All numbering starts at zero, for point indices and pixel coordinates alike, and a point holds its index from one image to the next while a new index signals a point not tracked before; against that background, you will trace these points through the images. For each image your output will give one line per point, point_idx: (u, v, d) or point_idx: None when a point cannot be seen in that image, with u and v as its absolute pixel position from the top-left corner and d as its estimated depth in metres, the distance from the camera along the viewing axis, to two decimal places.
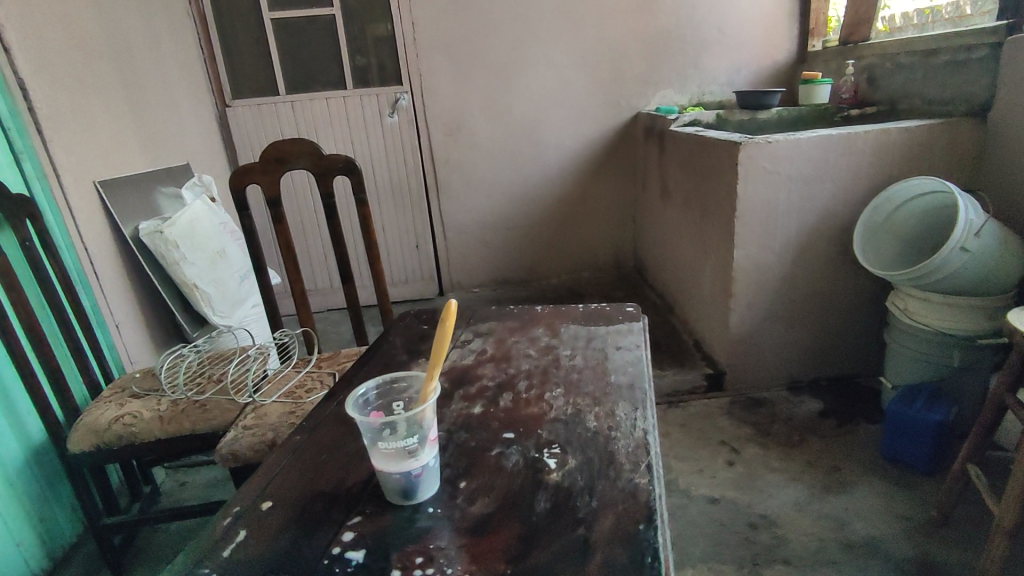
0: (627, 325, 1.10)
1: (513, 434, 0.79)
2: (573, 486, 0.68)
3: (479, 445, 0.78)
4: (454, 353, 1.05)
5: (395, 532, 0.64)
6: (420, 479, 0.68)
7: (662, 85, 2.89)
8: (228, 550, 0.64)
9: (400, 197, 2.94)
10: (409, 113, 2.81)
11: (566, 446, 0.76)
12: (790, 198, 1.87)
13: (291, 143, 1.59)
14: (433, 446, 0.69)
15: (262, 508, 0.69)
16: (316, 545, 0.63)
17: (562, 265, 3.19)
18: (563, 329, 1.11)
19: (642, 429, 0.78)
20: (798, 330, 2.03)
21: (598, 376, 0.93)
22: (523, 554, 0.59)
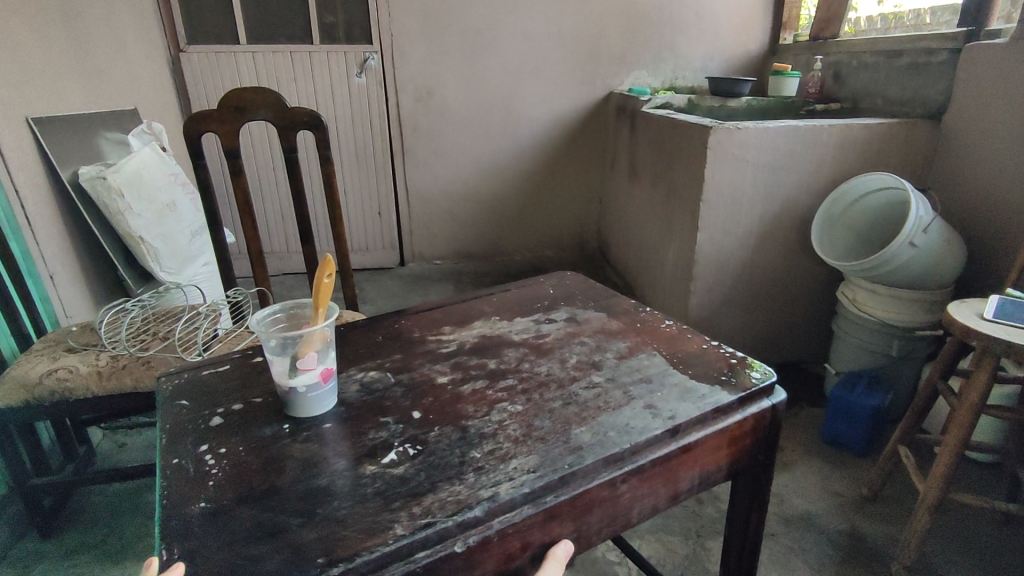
0: (714, 395, 0.71)
1: (418, 415, 0.70)
2: (361, 491, 0.59)
3: (387, 403, 0.73)
4: (527, 325, 0.91)
5: (244, 429, 0.69)
6: (292, 400, 0.69)
7: (636, 65, 2.88)
8: (205, 371, 0.82)
9: (364, 161, 2.84)
10: (378, 75, 2.71)
11: (425, 453, 0.64)
12: (756, 185, 1.91)
13: (254, 92, 1.50)
14: (310, 376, 0.69)
15: (251, 357, 0.85)
16: (219, 403, 0.74)
17: (525, 241, 3.17)
18: (633, 357, 0.80)
19: (492, 489, 0.58)
20: (752, 314, 2.09)
21: (563, 422, 0.68)
22: (231, 504, 0.57)
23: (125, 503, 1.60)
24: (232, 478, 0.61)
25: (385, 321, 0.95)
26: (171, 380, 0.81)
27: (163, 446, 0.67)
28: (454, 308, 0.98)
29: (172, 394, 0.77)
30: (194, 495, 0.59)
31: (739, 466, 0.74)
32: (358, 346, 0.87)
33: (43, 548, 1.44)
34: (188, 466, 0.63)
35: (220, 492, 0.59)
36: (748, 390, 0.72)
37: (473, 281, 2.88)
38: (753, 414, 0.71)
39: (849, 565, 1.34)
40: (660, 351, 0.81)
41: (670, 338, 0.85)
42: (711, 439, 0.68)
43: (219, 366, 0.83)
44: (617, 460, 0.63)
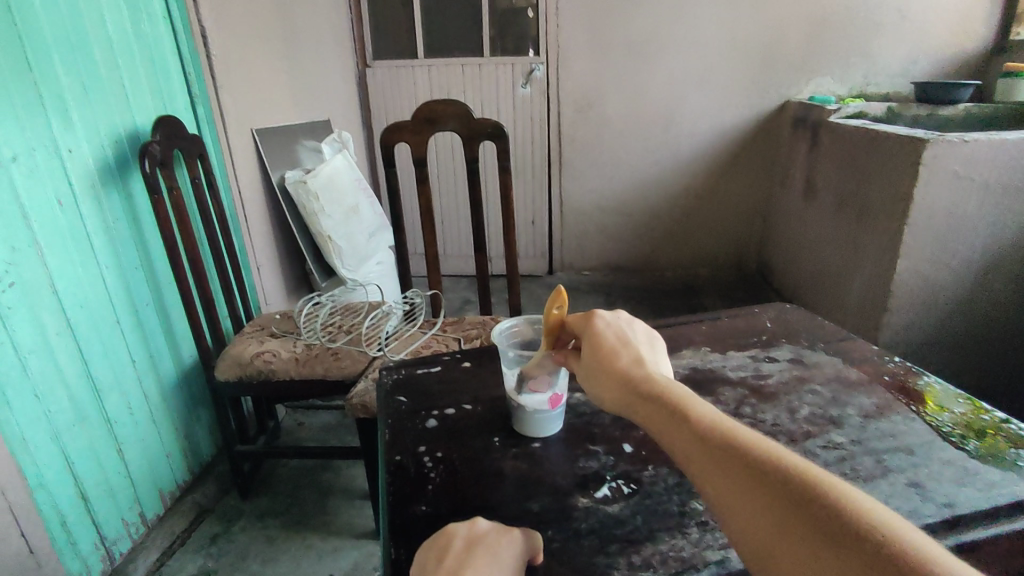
0: (1008, 484, 0.58)
1: (630, 449, 0.65)
2: (574, 525, 0.55)
3: (596, 430, 0.69)
4: (749, 361, 0.83)
5: (458, 436, 0.69)
6: (520, 419, 0.68)
7: (820, 71, 2.62)
8: (420, 370, 0.86)
9: (522, 171, 2.89)
10: (542, 86, 2.74)
11: (640, 494, 0.58)
12: (980, 207, 1.64)
13: (444, 104, 1.57)
14: (539, 398, 0.66)
15: (459, 362, 0.87)
16: (433, 405, 0.76)
17: (679, 257, 3.02)
18: (884, 419, 0.68)
19: (721, 554, 0.51)
20: (962, 358, 1.79)
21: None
22: (447, 514, 0.57)
23: (304, 478, 1.74)
24: (448, 487, 0.61)
25: None
26: (390, 375, 0.85)
27: (387, 439, 0.69)
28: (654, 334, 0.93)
29: (391, 388, 0.81)
30: (414, 496, 0.59)
31: None
32: None
33: (240, 508, 1.62)
34: (408, 465, 0.65)
35: (436, 498, 0.59)
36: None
37: (624, 296, 2.81)
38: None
39: None
40: (921, 416, 0.69)
41: (934, 403, 0.71)
42: None
43: (431, 366, 0.87)
44: None
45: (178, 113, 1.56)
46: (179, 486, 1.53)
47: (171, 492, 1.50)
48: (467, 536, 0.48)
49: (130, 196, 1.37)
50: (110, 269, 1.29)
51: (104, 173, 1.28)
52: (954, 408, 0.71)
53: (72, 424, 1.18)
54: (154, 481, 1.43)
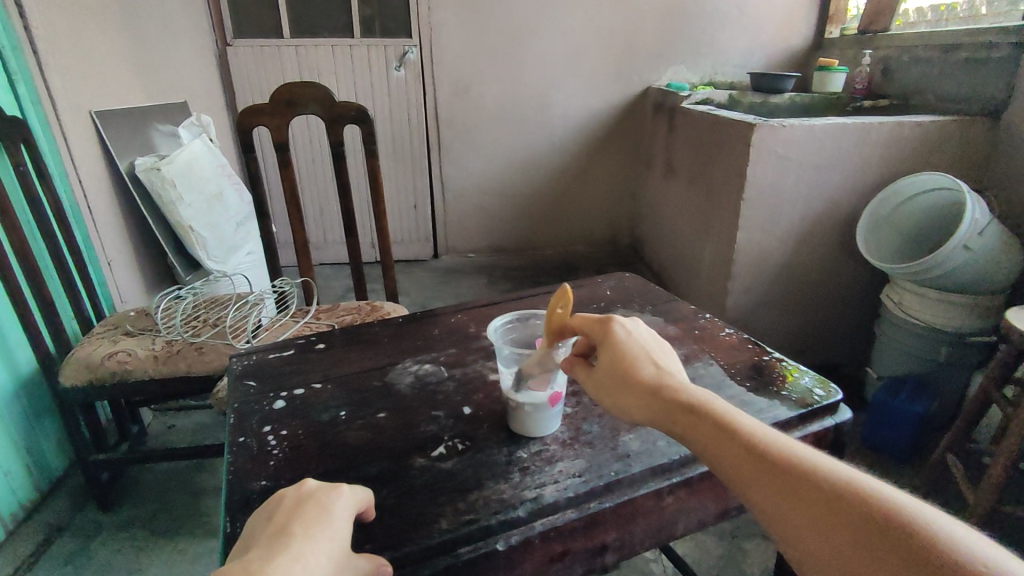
0: (772, 410, 0.70)
1: (470, 410, 0.71)
2: (409, 483, 0.59)
3: (439, 397, 0.74)
4: None
5: (305, 413, 0.71)
6: (518, 416, 0.66)
7: (674, 60, 2.84)
8: (273, 354, 0.86)
9: (401, 155, 2.88)
10: (417, 69, 2.73)
11: (474, 448, 0.64)
12: (799, 183, 1.88)
13: (304, 87, 1.53)
14: (539, 396, 0.64)
15: (313, 344, 0.89)
16: (282, 387, 0.78)
17: (559, 236, 3.17)
18: (688, 366, 0.80)
19: (537, 491, 0.59)
20: (791, 315, 2.06)
21: (612, 427, 0.67)
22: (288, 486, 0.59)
23: (175, 482, 1.66)
24: (290, 460, 0.63)
25: (437, 315, 0.97)
26: (240, 361, 0.85)
27: (232, 423, 0.70)
28: (505, 306, 1.00)
29: (241, 374, 0.81)
30: (255, 473, 0.61)
31: None
32: (412, 340, 0.89)
33: (101, 521, 1.52)
34: (251, 445, 0.66)
35: (278, 472, 0.61)
36: (807, 407, 0.70)
37: (507, 276, 2.90)
38: (814, 432, 0.69)
39: None
40: (717, 361, 0.80)
41: (729, 349, 0.84)
42: None
43: (284, 350, 0.88)
44: (665, 471, 0.63)
45: None
46: (23, 505, 1.40)
47: (14, 513, 1.37)
48: (295, 495, 0.49)
49: None
50: None
51: None
52: (785, 374, 0.78)
53: None
54: None
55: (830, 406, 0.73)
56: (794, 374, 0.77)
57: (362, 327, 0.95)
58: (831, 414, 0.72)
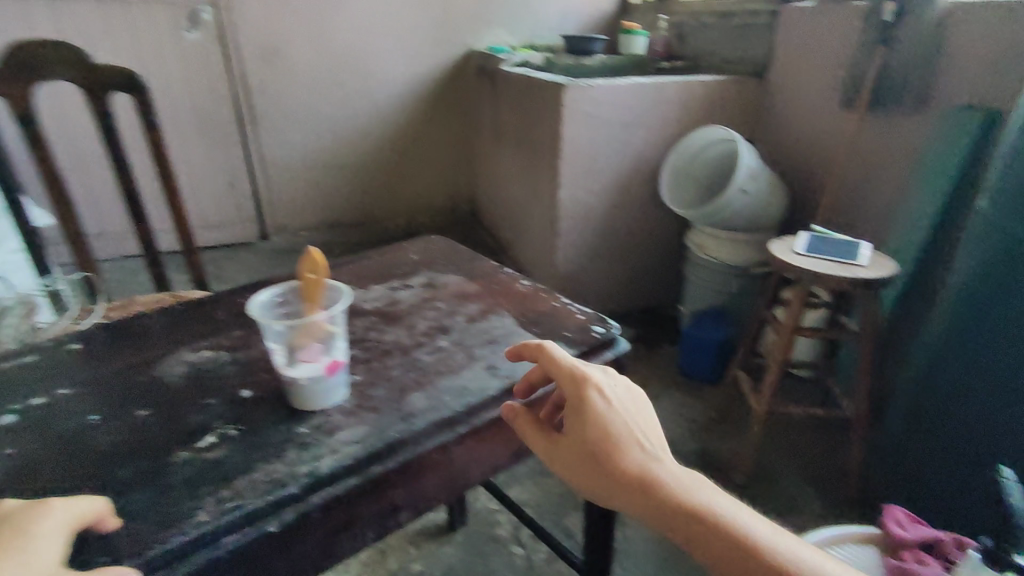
0: None
1: (248, 392, 0.66)
2: (165, 480, 0.54)
3: (214, 383, 0.68)
4: (387, 291, 0.90)
5: (43, 424, 0.61)
6: (297, 391, 0.62)
7: (493, 23, 2.86)
8: (9, 363, 0.73)
9: (208, 128, 2.60)
10: (214, 30, 2.46)
11: (247, 432, 0.60)
12: (609, 140, 2.00)
13: (48, 48, 1.29)
14: (313, 366, 0.60)
15: (65, 345, 0.77)
16: (16, 398, 0.66)
17: (397, 207, 3.08)
18: (483, 319, 0.81)
19: (313, 465, 0.56)
20: (614, 265, 2.22)
21: (400, 388, 0.67)
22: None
23: None
24: (16, 480, 0.54)
25: (224, 297, 0.89)
26: None
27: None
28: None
29: None
30: None
31: None
32: (190, 327, 0.80)
33: None
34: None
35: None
36: (586, 344, 0.76)
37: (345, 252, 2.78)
38: (593, 366, 0.74)
39: None
40: (511, 312, 0.83)
41: (524, 298, 0.87)
42: None
43: (24, 357, 0.75)
44: (451, 423, 0.63)
45: None
46: None
47: None
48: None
49: None
50: None
51: None
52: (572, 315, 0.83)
53: None
54: None
55: (610, 340, 0.78)
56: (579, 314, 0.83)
57: (132, 319, 0.84)
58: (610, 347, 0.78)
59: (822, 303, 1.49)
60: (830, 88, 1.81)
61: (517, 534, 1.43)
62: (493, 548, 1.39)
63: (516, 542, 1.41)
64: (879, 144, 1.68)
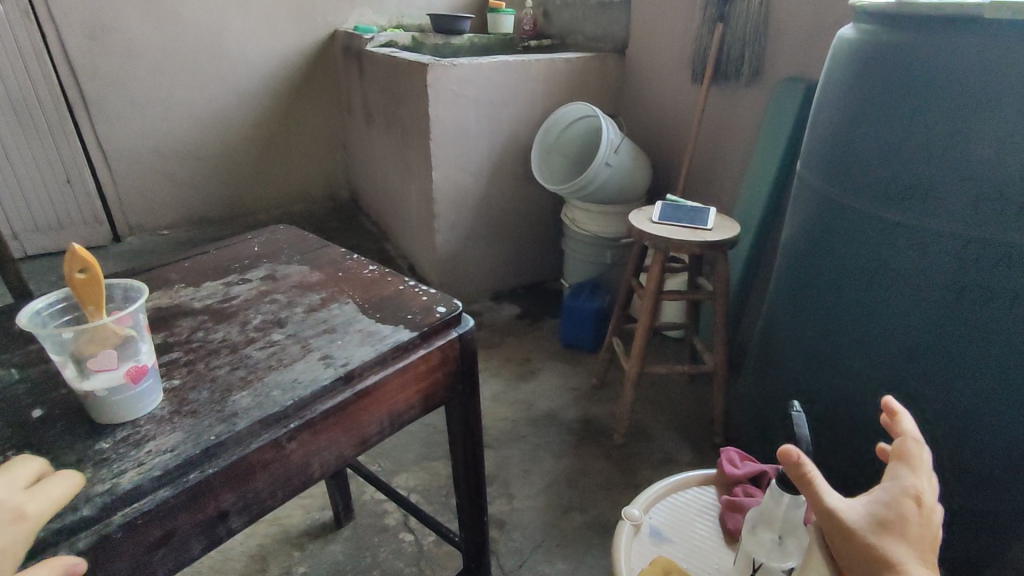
0: (396, 333, 0.73)
1: (41, 410, 0.59)
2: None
3: (2, 405, 0.60)
4: (221, 287, 0.84)
5: None
6: (96, 405, 0.56)
7: (357, 1, 2.74)
8: None
9: (31, 119, 2.29)
10: (26, 7, 2.15)
11: (34, 455, 0.54)
12: (479, 119, 1.99)
13: None
14: (111, 376, 0.55)
15: None
16: None
17: (270, 197, 2.90)
18: (324, 308, 0.78)
19: (113, 481, 0.51)
20: (495, 244, 2.23)
21: (223, 389, 0.63)
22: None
23: None
24: None
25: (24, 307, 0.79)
26: None
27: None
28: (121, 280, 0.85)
29: None
30: None
31: (436, 399, 0.78)
32: None
33: None
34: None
35: None
36: (430, 324, 0.75)
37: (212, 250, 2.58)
38: (437, 346, 0.74)
39: (585, 447, 1.57)
40: (354, 299, 0.80)
41: (370, 283, 0.85)
42: (390, 378, 0.69)
43: None
44: (279, 420, 0.60)
45: None
46: None
47: None
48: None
49: None
50: None
51: None
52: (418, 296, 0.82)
53: None
54: None
55: (455, 319, 0.78)
56: (426, 294, 0.82)
57: None
58: (457, 325, 0.78)
59: (682, 266, 1.58)
60: (680, 64, 1.91)
61: (406, 522, 1.42)
62: (382, 539, 1.37)
63: (405, 529, 1.40)
64: (724, 115, 1.80)
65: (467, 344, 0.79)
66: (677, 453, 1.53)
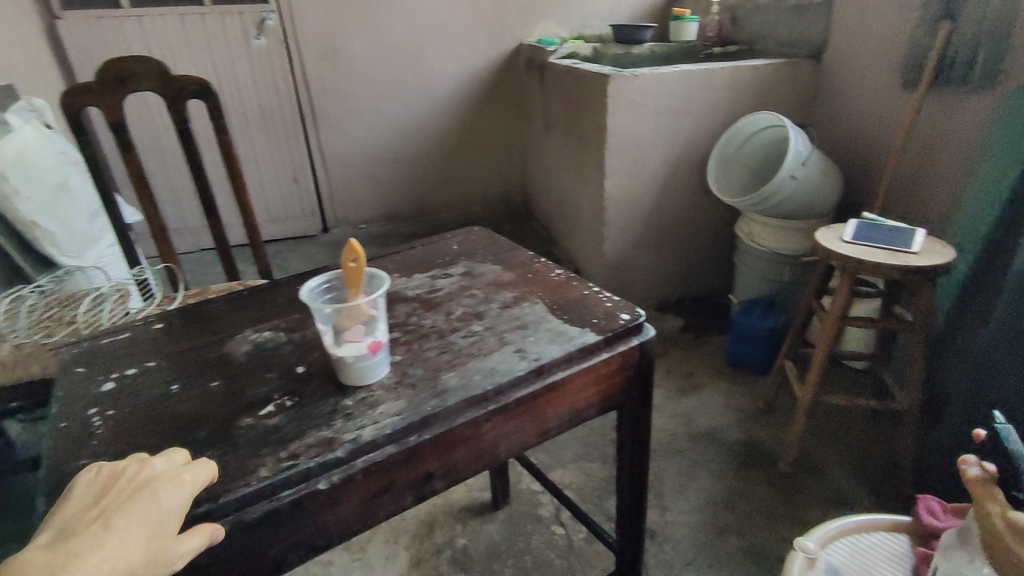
0: (581, 336, 0.78)
1: (303, 368, 0.74)
2: (233, 442, 0.62)
3: (275, 359, 0.77)
4: (429, 279, 0.97)
5: (135, 391, 0.72)
6: (344, 369, 0.69)
7: (543, 16, 2.88)
8: (106, 340, 0.85)
9: (274, 128, 2.76)
10: (278, 35, 2.61)
11: (299, 403, 0.68)
12: (656, 128, 2.00)
13: (133, 61, 1.44)
14: (357, 347, 0.67)
15: (151, 324, 0.88)
16: (114, 369, 0.77)
17: (451, 198, 3.17)
18: (517, 306, 0.86)
19: (357, 433, 0.63)
20: (662, 255, 2.21)
21: (435, 368, 0.73)
22: (108, 462, 0.61)
23: None
24: (117, 436, 0.64)
25: (284, 284, 0.98)
26: (69, 351, 0.83)
27: (54, 410, 0.70)
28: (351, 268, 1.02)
29: (69, 362, 0.80)
30: (77, 454, 0.62)
31: (611, 402, 0.82)
32: (254, 310, 0.90)
33: None
34: (74, 428, 0.66)
35: (101, 451, 0.62)
36: (613, 330, 0.80)
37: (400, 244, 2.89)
38: (618, 351, 0.79)
39: (747, 472, 1.51)
40: (542, 300, 0.88)
41: (557, 286, 0.92)
42: (575, 376, 0.75)
43: (118, 334, 0.86)
44: (481, 401, 0.69)
45: None
46: None
47: None
48: (131, 479, 0.52)
49: None
50: None
51: None
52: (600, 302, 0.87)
53: None
54: None
55: (636, 328, 0.82)
56: (608, 301, 0.87)
57: (205, 301, 0.94)
58: (637, 334, 0.82)
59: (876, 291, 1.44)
60: (889, 69, 1.74)
61: (559, 515, 1.48)
62: (535, 528, 1.45)
63: (558, 522, 1.46)
64: (943, 126, 1.60)
65: (646, 352, 0.82)
66: (855, 494, 1.40)
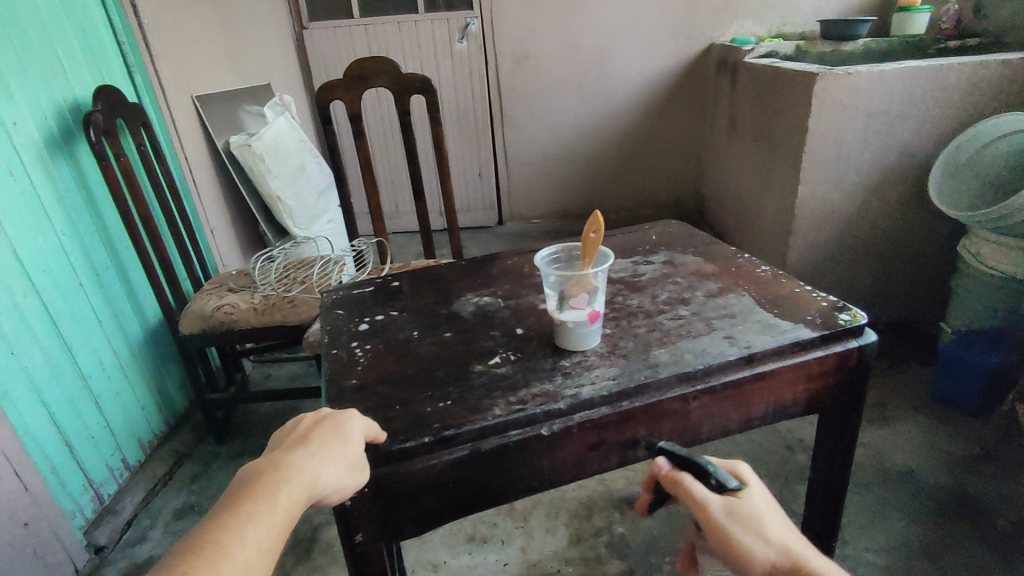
0: (795, 331, 0.77)
1: (522, 330, 0.82)
2: (468, 383, 0.71)
3: (495, 320, 0.86)
4: (631, 265, 1.00)
5: (385, 333, 0.85)
6: (563, 332, 0.75)
7: (740, 14, 2.77)
8: (356, 291, 1.01)
9: (466, 125, 3.00)
10: (478, 40, 2.82)
11: (522, 358, 0.75)
12: (866, 132, 1.83)
13: (373, 62, 1.67)
14: (578, 314, 0.73)
15: (390, 283, 1.03)
16: (366, 314, 0.92)
17: (622, 199, 3.19)
18: (723, 296, 0.86)
19: (577, 389, 0.69)
20: (858, 270, 2.02)
21: (645, 343, 0.76)
22: (372, 383, 0.73)
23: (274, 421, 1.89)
24: (376, 365, 0.77)
25: (496, 258, 1.09)
26: (330, 296, 1.00)
27: (326, 340, 0.85)
28: None
29: (332, 305, 0.96)
30: (348, 374, 0.76)
31: (819, 403, 0.79)
32: (473, 279, 1.01)
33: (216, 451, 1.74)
34: (342, 355, 0.80)
35: (365, 375, 0.75)
36: (830, 330, 0.77)
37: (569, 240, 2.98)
38: (835, 351, 0.75)
39: (951, 520, 1.33)
40: (750, 293, 0.87)
41: (765, 282, 0.90)
42: (787, 369, 0.74)
43: (365, 287, 1.02)
44: (691, 378, 0.71)
45: (115, 82, 1.63)
46: (156, 434, 1.65)
47: (149, 440, 1.61)
48: (319, 414, 0.59)
49: (80, 168, 1.46)
50: (66, 234, 1.38)
51: (51, 144, 1.37)
52: (813, 301, 0.84)
53: (49, 377, 1.29)
54: (132, 429, 1.54)
55: (856, 330, 0.78)
56: (823, 302, 0.83)
57: (431, 267, 1.08)
58: (857, 336, 0.78)
59: None
60: None
61: None
62: None
63: None
64: None
65: (864, 357, 0.78)
66: None
